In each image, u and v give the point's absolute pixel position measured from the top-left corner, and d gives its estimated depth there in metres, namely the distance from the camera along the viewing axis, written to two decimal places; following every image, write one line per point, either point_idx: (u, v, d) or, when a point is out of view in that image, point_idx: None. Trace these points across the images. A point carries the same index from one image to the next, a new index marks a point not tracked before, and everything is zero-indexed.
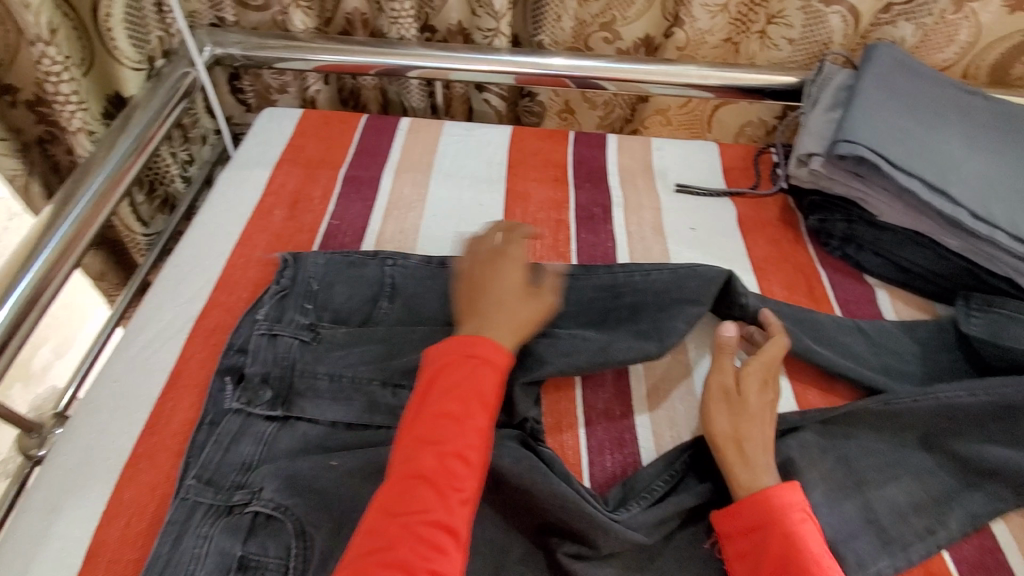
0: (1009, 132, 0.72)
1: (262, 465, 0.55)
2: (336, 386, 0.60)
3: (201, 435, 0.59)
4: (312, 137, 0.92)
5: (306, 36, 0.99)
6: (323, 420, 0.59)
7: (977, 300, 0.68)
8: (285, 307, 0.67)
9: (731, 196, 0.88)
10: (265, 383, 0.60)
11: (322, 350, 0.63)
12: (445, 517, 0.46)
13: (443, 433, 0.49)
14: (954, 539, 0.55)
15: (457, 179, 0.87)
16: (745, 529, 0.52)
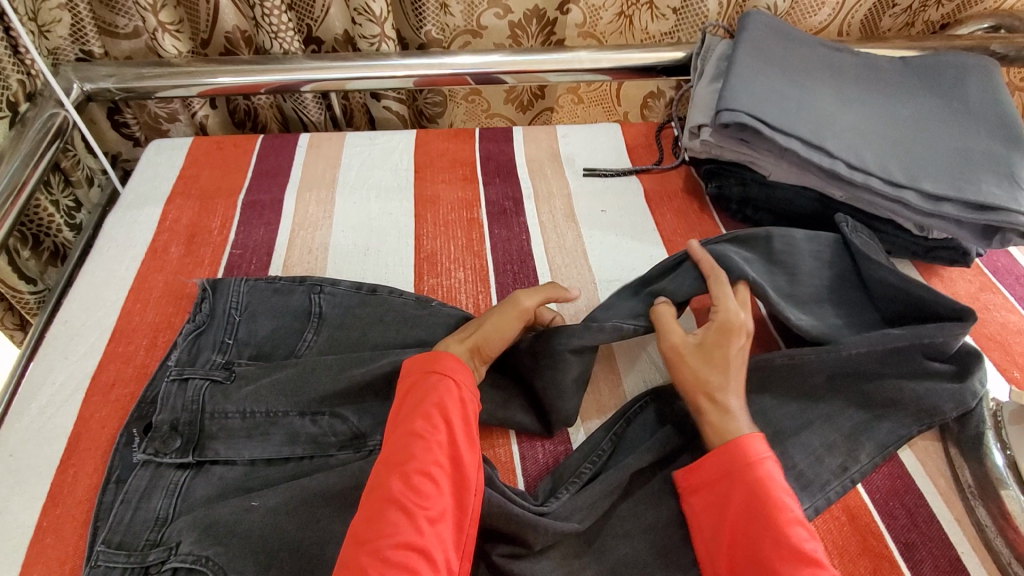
0: (875, 84, 0.76)
1: (178, 518, 0.52)
2: (249, 423, 0.57)
3: (108, 495, 0.56)
4: (206, 165, 0.88)
5: (184, 60, 0.93)
6: (240, 459, 0.56)
7: (854, 222, 0.72)
8: (201, 346, 0.63)
9: (637, 174, 0.90)
10: (174, 431, 0.57)
11: (235, 386, 0.59)
12: (415, 537, 0.47)
13: (412, 453, 0.51)
14: (866, 472, 0.59)
15: (364, 191, 0.85)
16: (705, 484, 0.53)
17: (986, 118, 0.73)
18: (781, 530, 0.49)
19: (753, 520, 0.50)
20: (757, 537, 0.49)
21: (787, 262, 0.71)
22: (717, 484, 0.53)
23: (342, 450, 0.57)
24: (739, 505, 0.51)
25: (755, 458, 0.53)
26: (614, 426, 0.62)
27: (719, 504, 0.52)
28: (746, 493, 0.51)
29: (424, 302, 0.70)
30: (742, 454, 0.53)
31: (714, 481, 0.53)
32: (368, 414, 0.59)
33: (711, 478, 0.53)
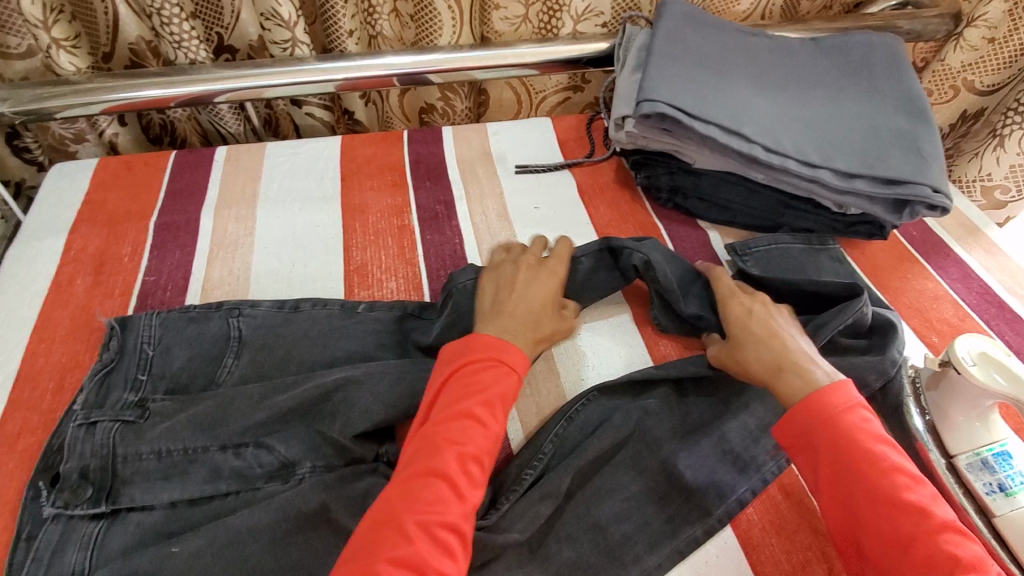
0: (788, 66, 0.78)
1: (93, 573, 0.49)
2: (165, 463, 0.54)
3: (15, 556, 0.52)
4: (114, 188, 0.82)
5: (82, 77, 0.87)
6: (158, 503, 0.53)
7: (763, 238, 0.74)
8: (110, 385, 0.60)
9: (570, 167, 0.90)
10: (84, 479, 0.53)
11: (149, 425, 0.56)
12: (458, 520, 0.47)
13: (467, 436, 0.52)
14: None
15: (288, 204, 0.82)
16: (800, 439, 0.51)
17: (894, 95, 0.75)
18: (888, 481, 0.47)
19: (858, 472, 0.48)
20: (864, 491, 0.47)
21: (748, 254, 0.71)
22: (815, 435, 0.50)
23: (270, 482, 0.55)
24: (835, 455, 0.49)
25: (847, 405, 0.51)
26: (552, 428, 0.61)
27: (823, 453, 0.50)
28: (852, 436, 0.49)
29: (350, 308, 0.69)
30: (835, 400, 0.51)
31: (810, 433, 0.51)
32: (295, 442, 0.56)
33: (809, 432, 0.51)
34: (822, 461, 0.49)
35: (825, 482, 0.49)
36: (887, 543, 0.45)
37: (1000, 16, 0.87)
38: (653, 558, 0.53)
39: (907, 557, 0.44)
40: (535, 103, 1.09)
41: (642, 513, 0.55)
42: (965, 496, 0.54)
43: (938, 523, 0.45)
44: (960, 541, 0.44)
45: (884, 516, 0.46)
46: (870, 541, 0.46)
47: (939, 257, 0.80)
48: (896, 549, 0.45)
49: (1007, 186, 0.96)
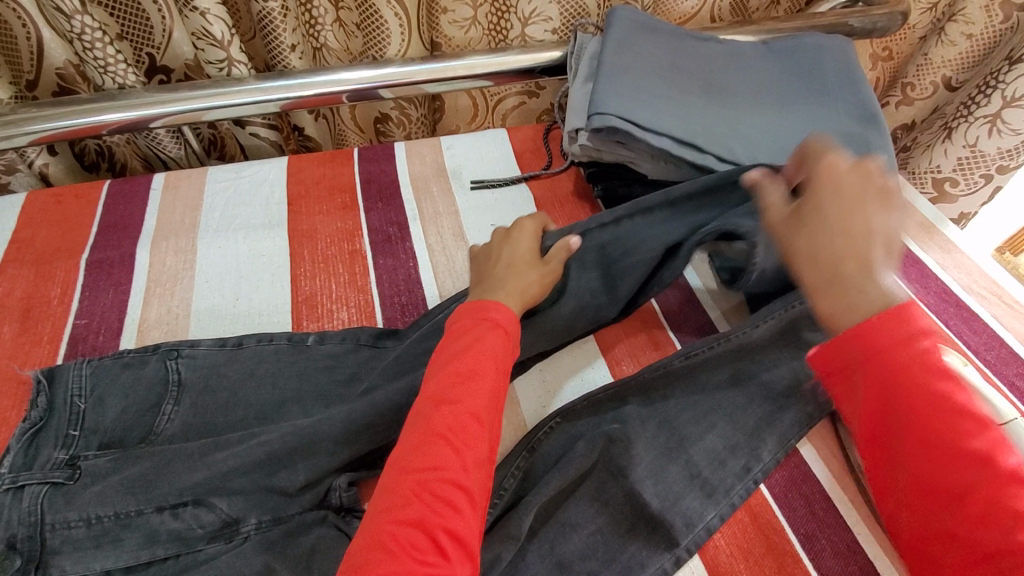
0: (739, 73, 0.77)
1: None
2: (96, 530, 0.50)
3: None
4: (42, 225, 0.77)
5: (5, 108, 0.81)
6: (91, 574, 0.49)
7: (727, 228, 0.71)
8: (40, 445, 0.55)
9: (527, 180, 0.87)
10: (10, 550, 0.49)
11: (79, 487, 0.52)
12: (461, 475, 0.45)
13: (461, 392, 0.49)
14: (768, 469, 0.58)
15: (231, 233, 0.78)
16: (844, 368, 0.46)
17: (845, 98, 0.75)
18: (943, 422, 0.42)
19: (908, 413, 0.43)
20: (916, 434, 0.42)
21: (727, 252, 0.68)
22: (861, 368, 0.44)
23: (212, 542, 0.51)
24: (883, 396, 0.43)
25: (902, 336, 0.43)
26: (512, 462, 0.58)
27: (869, 390, 0.44)
28: (908, 375, 0.43)
29: (299, 342, 0.66)
30: (891, 330, 0.43)
31: (852, 366, 0.45)
32: (239, 497, 0.53)
33: (855, 365, 0.45)
34: (869, 396, 0.44)
35: (868, 416, 0.45)
36: (938, 495, 0.41)
37: (979, 13, 0.87)
38: None
39: (960, 510, 0.40)
40: (491, 108, 1.06)
41: (607, 548, 0.54)
42: None
43: (1005, 472, 0.39)
44: None
45: (939, 462, 0.41)
46: (923, 486, 0.42)
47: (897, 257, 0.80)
48: (948, 498, 0.41)
49: (956, 179, 0.97)
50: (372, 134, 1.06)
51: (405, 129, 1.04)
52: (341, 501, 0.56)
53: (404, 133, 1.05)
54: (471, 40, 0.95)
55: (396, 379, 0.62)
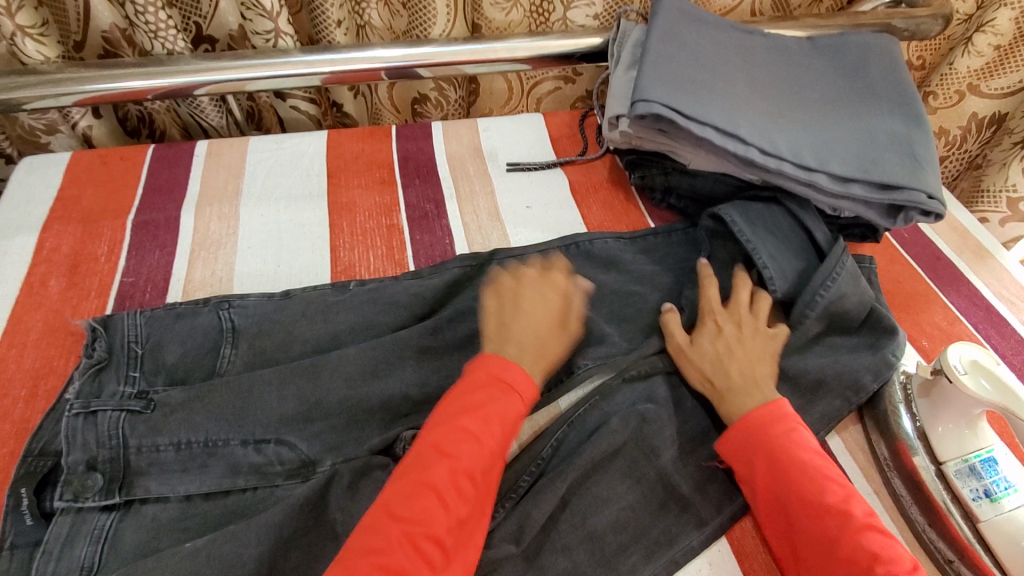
0: (783, 67, 0.77)
1: (105, 569, 0.48)
2: (185, 455, 0.53)
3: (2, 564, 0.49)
4: (88, 184, 0.79)
5: (51, 66, 0.82)
6: (173, 496, 0.52)
7: (765, 213, 0.72)
8: (103, 381, 0.57)
9: (562, 165, 0.88)
10: (92, 469, 0.51)
11: (158, 416, 0.54)
12: (439, 531, 0.47)
13: (461, 451, 0.51)
14: None
15: (272, 202, 0.79)
16: (739, 450, 0.56)
17: (888, 97, 0.75)
18: (816, 485, 0.51)
19: (789, 481, 0.52)
20: (796, 499, 0.51)
21: (764, 238, 0.69)
22: (753, 449, 0.55)
23: (289, 479, 0.54)
24: (769, 464, 0.53)
25: (782, 419, 0.56)
26: (553, 431, 0.60)
27: (765, 468, 0.53)
28: (787, 455, 0.53)
29: (342, 287, 0.68)
30: (776, 415, 0.56)
31: (759, 446, 0.54)
32: (317, 439, 0.56)
33: (743, 444, 0.55)
34: (756, 467, 0.54)
35: (761, 487, 0.53)
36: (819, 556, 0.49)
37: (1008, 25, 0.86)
38: (649, 569, 0.53)
39: (832, 555, 0.48)
40: (527, 95, 1.06)
41: (640, 525, 0.55)
42: (953, 504, 0.55)
43: (860, 523, 0.49)
44: (877, 539, 0.48)
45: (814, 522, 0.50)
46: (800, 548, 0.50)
47: (929, 260, 0.80)
48: (825, 549, 0.49)
49: None
50: (408, 116, 1.06)
51: (442, 113, 1.05)
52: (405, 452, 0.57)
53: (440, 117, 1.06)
54: (512, 22, 0.95)
55: (435, 350, 0.63)
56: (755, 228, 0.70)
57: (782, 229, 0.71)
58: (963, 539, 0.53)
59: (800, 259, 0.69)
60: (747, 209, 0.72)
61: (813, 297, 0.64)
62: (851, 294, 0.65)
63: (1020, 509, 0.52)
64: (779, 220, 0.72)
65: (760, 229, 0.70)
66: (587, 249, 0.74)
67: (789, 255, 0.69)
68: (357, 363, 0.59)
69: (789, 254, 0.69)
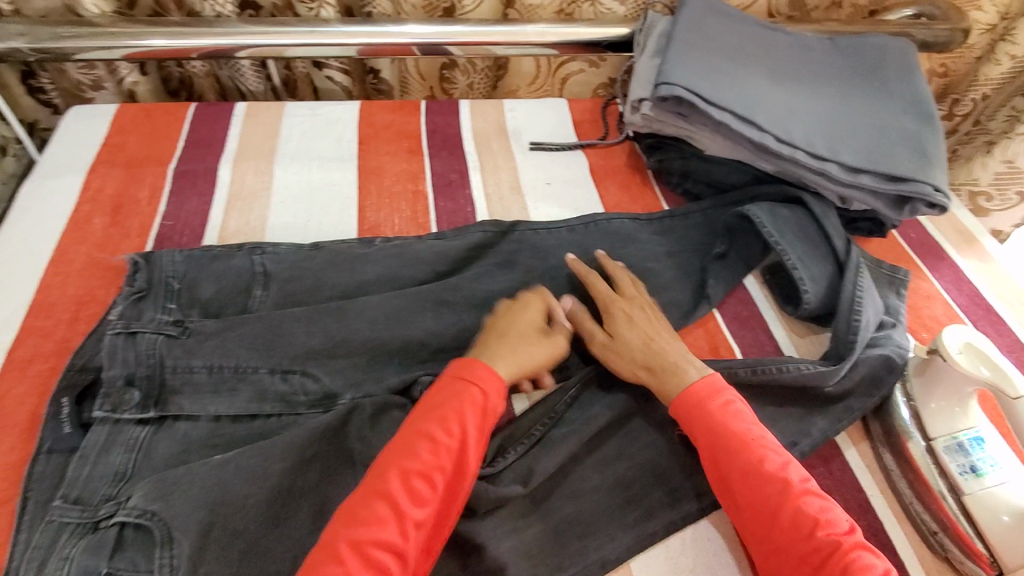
0: (802, 63, 0.80)
1: (138, 475, 0.51)
2: (216, 378, 0.56)
3: (40, 465, 0.53)
4: (132, 134, 0.83)
5: (105, 20, 0.87)
6: (204, 416, 0.55)
7: (790, 213, 0.73)
8: (143, 308, 0.61)
9: (583, 148, 0.91)
10: (130, 384, 0.55)
11: (193, 341, 0.58)
12: (395, 537, 0.46)
13: (417, 453, 0.50)
14: (815, 444, 0.60)
15: (305, 161, 0.83)
16: (687, 427, 0.56)
17: (902, 96, 0.78)
18: (755, 458, 0.53)
19: (732, 459, 0.53)
20: (741, 478, 0.53)
21: (791, 240, 0.70)
22: (699, 425, 0.56)
23: (311, 409, 0.57)
24: (713, 441, 0.54)
25: (717, 392, 0.57)
26: (566, 390, 0.62)
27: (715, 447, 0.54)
28: (732, 434, 0.54)
29: (368, 242, 0.71)
30: (708, 389, 0.57)
31: (694, 418, 0.56)
32: (339, 375, 0.59)
33: (692, 420, 0.56)
34: (704, 443, 0.55)
35: (709, 465, 0.54)
36: (760, 532, 0.51)
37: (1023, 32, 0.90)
38: (651, 522, 0.55)
39: (774, 527, 0.50)
40: (553, 69, 1.08)
41: (641, 479, 0.58)
42: (941, 477, 0.57)
43: (798, 490, 0.51)
44: (812, 503, 0.50)
45: (756, 496, 0.51)
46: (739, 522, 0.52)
47: (933, 259, 0.83)
48: (767, 521, 0.51)
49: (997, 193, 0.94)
50: (435, 87, 1.09)
51: (471, 86, 1.08)
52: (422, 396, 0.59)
53: (468, 92, 1.09)
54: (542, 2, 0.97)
55: (454, 306, 0.66)
56: (786, 231, 0.71)
57: (810, 235, 0.72)
58: (948, 515, 0.56)
59: (824, 265, 0.70)
60: (775, 208, 0.73)
61: (851, 323, 0.65)
62: (875, 311, 0.67)
63: (1002, 486, 0.55)
64: (805, 222, 0.73)
65: (789, 231, 0.71)
66: (606, 225, 0.76)
67: (815, 260, 0.70)
68: (380, 309, 0.63)
69: (815, 257, 0.71)
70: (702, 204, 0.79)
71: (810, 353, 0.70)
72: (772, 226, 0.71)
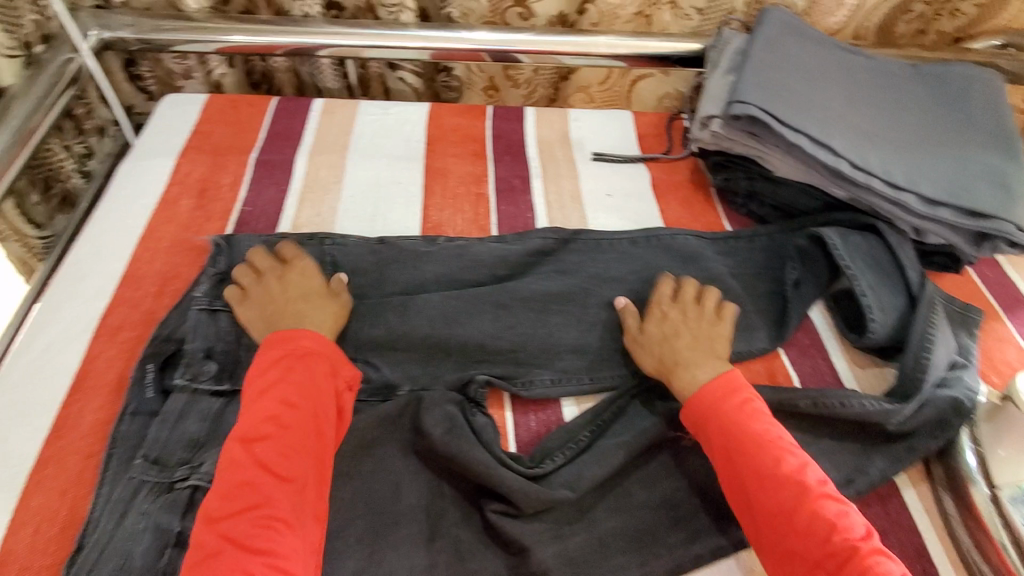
0: (883, 88, 0.78)
1: (211, 443, 0.55)
2: None
3: (123, 426, 0.57)
4: (219, 123, 0.88)
5: (202, 15, 0.93)
6: None
7: (862, 242, 0.72)
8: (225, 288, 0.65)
9: (645, 161, 0.91)
10: (208, 358, 0.60)
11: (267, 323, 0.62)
12: (276, 511, 0.47)
13: (276, 430, 0.51)
14: (871, 482, 0.59)
15: (375, 159, 0.86)
16: (699, 424, 0.57)
17: (988, 129, 0.75)
18: (771, 458, 0.53)
19: (746, 457, 0.53)
20: (754, 476, 0.52)
21: (862, 265, 0.70)
22: (714, 421, 0.56)
23: (371, 397, 0.60)
24: (727, 438, 0.55)
25: (737, 391, 0.58)
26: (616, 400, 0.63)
27: (728, 445, 0.55)
28: (747, 432, 0.55)
29: (431, 240, 0.73)
30: (724, 386, 0.58)
31: (709, 414, 0.57)
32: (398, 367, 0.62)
33: (707, 417, 0.57)
34: (717, 441, 0.55)
35: (722, 464, 0.55)
36: (768, 526, 0.50)
37: None
38: (696, 543, 0.55)
39: (790, 530, 0.49)
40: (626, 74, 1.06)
41: (689, 499, 0.57)
42: (1006, 529, 0.56)
43: (814, 492, 0.51)
44: (829, 506, 0.50)
45: (767, 495, 0.51)
46: (747, 517, 0.52)
47: (1011, 300, 0.79)
48: (782, 524, 0.50)
49: None
50: (495, 77, 1.07)
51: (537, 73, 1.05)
52: (476, 394, 0.61)
53: (532, 78, 1.07)
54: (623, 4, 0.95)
55: (511, 309, 0.67)
56: (857, 257, 0.70)
57: (882, 264, 0.71)
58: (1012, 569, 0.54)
59: (894, 295, 0.69)
60: (847, 233, 0.73)
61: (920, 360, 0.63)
62: (947, 354, 0.65)
63: None
64: (879, 252, 0.72)
65: (859, 258, 0.71)
66: (667, 241, 0.76)
67: (886, 289, 0.69)
68: (440, 307, 0.65)
69: (887, 287, 0.70)
70: (769, 227, 0.78)
71: (872, 387, 0.68)
72: (843, 248, 0.71)
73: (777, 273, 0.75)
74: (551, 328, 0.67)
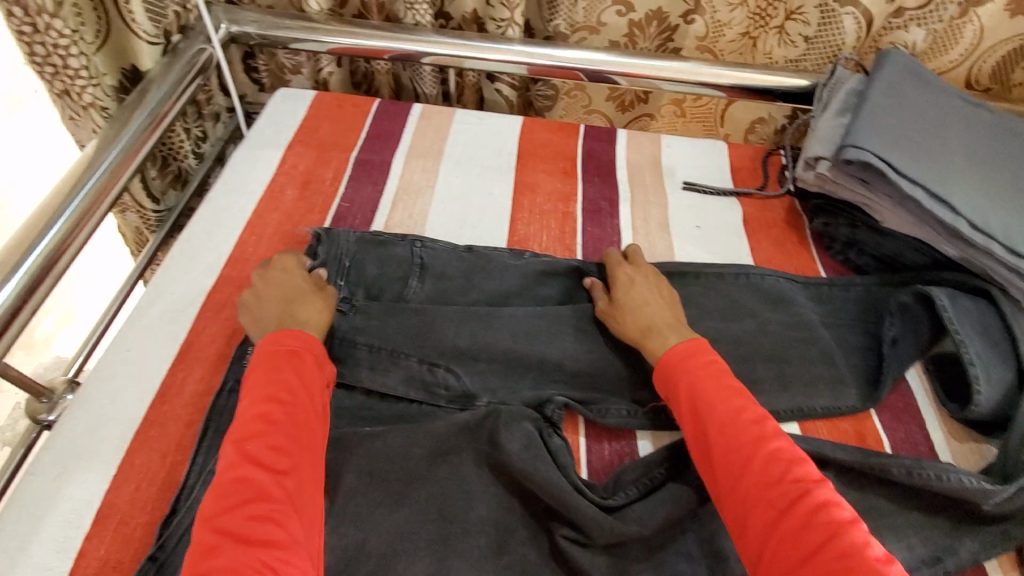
0: (1012, 143, 0.73)
1: None
2: (374, 356, 0.62)
3: (221, 399, 0.60)
4: (325, 120, 0.93)
5: (320, 16, 0.98)
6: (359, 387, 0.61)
7: (970, 307, 0.67)
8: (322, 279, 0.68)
9: (738, 196, 0.89)
10: None
11: (359, 320, 0.65)
12: (274, 504, 0.47)
13: (268, 424, 0.52)
14: (964, 566, 0.55)
15: (467, 167, 0.88)
16: (672, 388, 0.58)
17: None
18: (740, 419, 0.53)
19: (715, 419, 0.54)
20: (727, 441, 0.53)
21: (971, 332, 0.64)
22: (684, 384, 0.57)
23: (449, 404, 0.61)
24: (696, 400, 0.56)
25: (703, 356, 0.59)
26: None
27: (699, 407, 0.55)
28: (715, 395, 0.55)
29: (518, 253, 0.74)
30: (688, 350, 0.60)
31: (678, 375, 0.58)
32: (478, 376, 0.62)
33: (680, 380, 0.58)
34: (689, 404, 0.56)
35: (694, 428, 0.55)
36: (748, 496, 0.49)
37: None
38: None
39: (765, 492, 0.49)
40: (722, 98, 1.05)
41: None
42: None
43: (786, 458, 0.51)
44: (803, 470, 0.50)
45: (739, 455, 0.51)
46: (731, 511, 0.50)
47: None
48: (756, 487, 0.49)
49: None
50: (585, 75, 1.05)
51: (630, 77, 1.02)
52: (552, 416, 0.61)
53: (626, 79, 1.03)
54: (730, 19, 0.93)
55: (593, 332, 0.67)
56: (965, 322, 0.65)
57: (992, 334, 0.65)
58: None
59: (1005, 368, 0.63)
60: (956, 294, 0.68)
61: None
62: None
63: None
64: (992, 320, 0.66)
65: (967, 323, 0.65)
66: (757, 281, 0.74)
67: (997, 361, 0.63)
68: (523, 322, 0.66)
69: (999, 358, 0.64)
70: (867, 278, 0.75)
71: (969, 464, 0.63)
72: (953, 312, 0.65)
73: (873, 327, 0.71)
74: (631, 356, 0.66)
